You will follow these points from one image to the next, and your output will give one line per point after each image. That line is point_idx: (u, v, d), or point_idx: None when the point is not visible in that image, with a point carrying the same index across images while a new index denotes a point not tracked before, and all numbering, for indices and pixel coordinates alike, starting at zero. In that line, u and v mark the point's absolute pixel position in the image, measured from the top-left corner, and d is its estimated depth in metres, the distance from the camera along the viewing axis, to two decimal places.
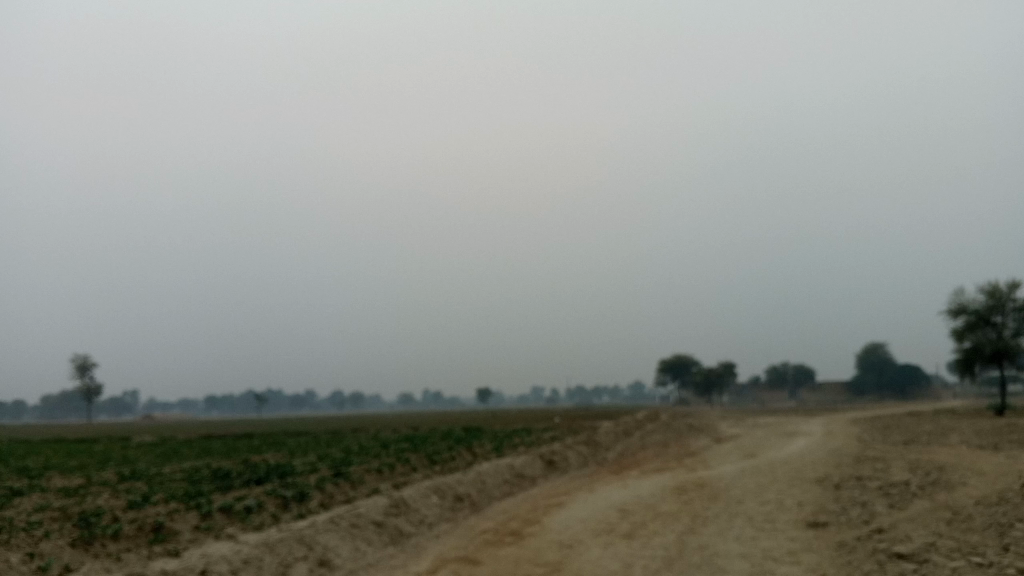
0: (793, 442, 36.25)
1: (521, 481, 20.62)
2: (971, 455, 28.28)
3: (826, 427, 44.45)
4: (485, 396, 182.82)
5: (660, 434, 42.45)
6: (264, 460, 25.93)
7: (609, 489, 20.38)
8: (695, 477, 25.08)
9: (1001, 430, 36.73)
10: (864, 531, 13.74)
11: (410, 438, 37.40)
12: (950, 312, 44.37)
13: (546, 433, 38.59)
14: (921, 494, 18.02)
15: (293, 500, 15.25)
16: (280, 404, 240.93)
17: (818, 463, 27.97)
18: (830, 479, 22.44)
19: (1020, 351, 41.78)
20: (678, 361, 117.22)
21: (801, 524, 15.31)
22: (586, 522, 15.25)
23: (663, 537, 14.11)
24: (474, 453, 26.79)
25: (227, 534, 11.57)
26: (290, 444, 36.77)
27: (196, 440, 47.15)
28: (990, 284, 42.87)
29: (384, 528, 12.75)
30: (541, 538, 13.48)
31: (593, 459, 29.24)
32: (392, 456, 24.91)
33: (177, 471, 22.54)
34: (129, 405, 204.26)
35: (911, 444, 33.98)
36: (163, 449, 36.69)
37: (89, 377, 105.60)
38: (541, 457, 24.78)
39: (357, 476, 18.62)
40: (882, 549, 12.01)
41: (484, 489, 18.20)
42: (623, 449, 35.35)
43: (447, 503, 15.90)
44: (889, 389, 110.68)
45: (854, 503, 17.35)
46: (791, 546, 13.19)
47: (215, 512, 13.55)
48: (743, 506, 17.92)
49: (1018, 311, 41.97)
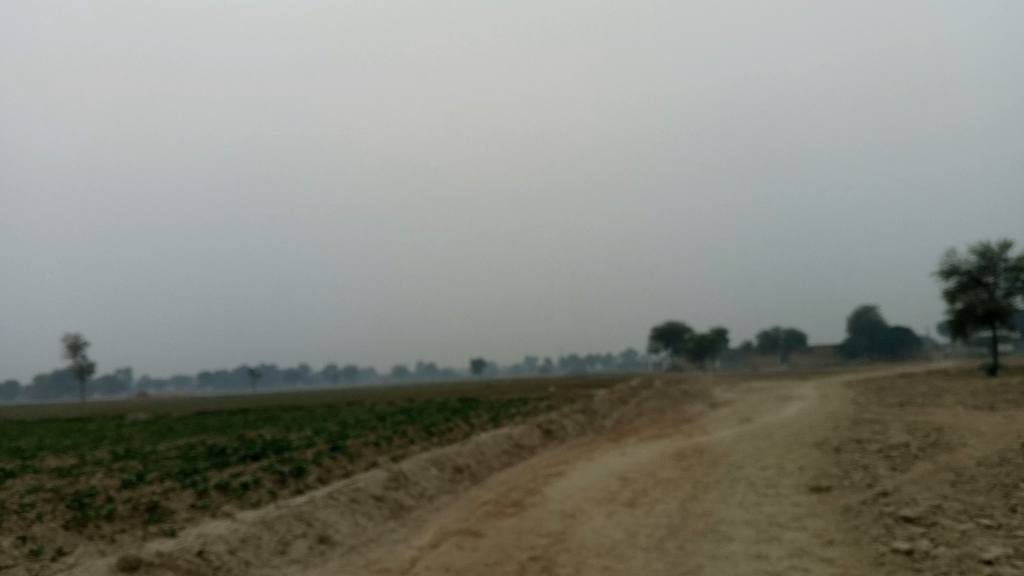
0: (788, 406, 36.25)
1: (520, 451, 20.47)
2: (967, 416, 28.26)
3: (820, 391, 44.54)
4: (480, 367, 182.95)
5: (655, 401, 42.45)
6: (260, 435, 25.76)
7: (608, 457, 20.27)
8: (694, 442, 25.00)
9: (995, 389, 36.79)
10: (868, 495, 13.61)
11: (406, 410, 37.24)
12: (942, 273, 44.29)
13: (542, 402, 38.52)
14: (922, 456, 17.92)
15: (290, 476, 15.04)
16: (274, 378, 241.15)
17: (815, 426, 27.93)
18: (829, 442, 22.37)
19: (1012, 311, 41.80)
20: (671, 328, 117.35)
21: (803, 488, 15.19)
22: (587, 492, 15.08)
23: (665, 505, 13.97)
24: (471, 424, 26.65)
25: (224, 512, 11.34)
26: (285, 418, 36.65)
27: (191, 416, 46.98)
28: (982, 244, 42.73)
29: (383, 502, 12.55)
30: (543, 509, 13.30)
31: (590, 427, 29.15)
32: (389, 428, 24.75)
33: (173, 449, 22.34)
34: (122, 383, 203.99)
35: (906, 405, 34.01)
36: (158, 426, 36.52)
37: (81, 355, 105.22)
38: (539, 427, 24.65)
39: (355, 450, 18.42)
40: (889, 513, 11.86)
41: (484, 460, 18.02)
42: (620, 416, 35.32)
43: (447, 475, 15.71)
44: (880, 351, 111.16)
45: (855, 466, 17.24)
46: (796, 512, 13.03)
47: (212, 489, 13.34)
48: (744, 472, 17.80)
49: (1010, 271, 41.89)
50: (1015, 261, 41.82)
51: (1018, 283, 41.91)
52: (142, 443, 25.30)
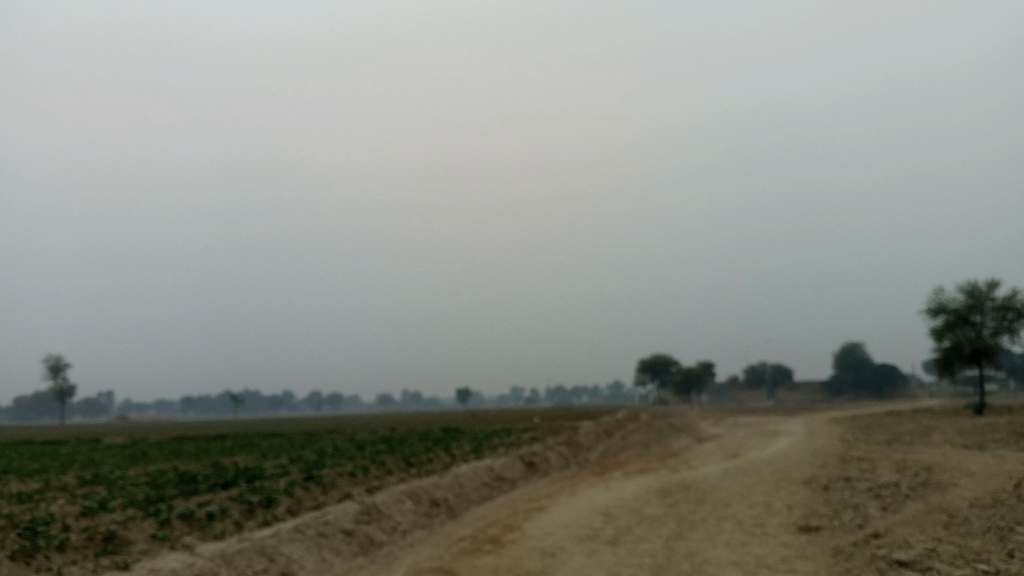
0: (775, 442, 35.81)
1: (501, 484, 19.89)
2: (956, 455, 27.83)
3: (806, 427, 44.16)
4: (466, 397, 181.80)
5: (641, 434, 41.90)
6: (235, 463, 25.06)
7: (592, 492, 19.73)
8: (680, 478, 24.46)
9: (983, 429, 36.41)
10: (860, 536, 13.11)
11: (386, 439, 36.52)
12: (930, 312, 44.13)
13: (526, 434, 37.98)
14: (913, 495, 17.48)
15: (259, 506, 14.42)
16: (257, 404, 239.01)
17: (803, 463, 27.47)
18: (818, 480, 21.87)
19: (999, 350, 41.57)
20: (657, 361, 116.97)
21: (792, 528, 14.69)
22: (569, 528, 14.54)
23: (649, 543, 13.43)
24: (453, 455, 26.05)
25: (184, 545, 10.73)
26: (264, 446, 35.98)
27: (167, 441, 45.96)
28: (968, 283, 42.60)
29: (353, 536, 11.97)
30: (521, 546, 12.74)
31: (575, 460, 28.58)
32: (367, 458, 24.10)
33: (143, 475, 21.60)
34: (104, 407, 202.16)
35: (894, 444, 33.60)
36: (133, 450, 35.73)
37: (62, 377, 103.91)
38: (521, 459, 24.09)
39: (329, 480, 17.78)
40: (882, 556, 11.37)
41: (462, 493, 17.43)
42: (605, 449, 34.73)
43: (423, 509, 15.13)
44: (866, 389, 111.06)
45: (845, 505, 16.76)
46: (786, 553, 12.53)
47: (175, 519, 12.69)
48: (731, 509, 17.30)
49: (997, 310, 41.72)
50: (1002, 300, 41.67)
51: (1005, 322, 41.75)
52: (113, 469, 24.59)
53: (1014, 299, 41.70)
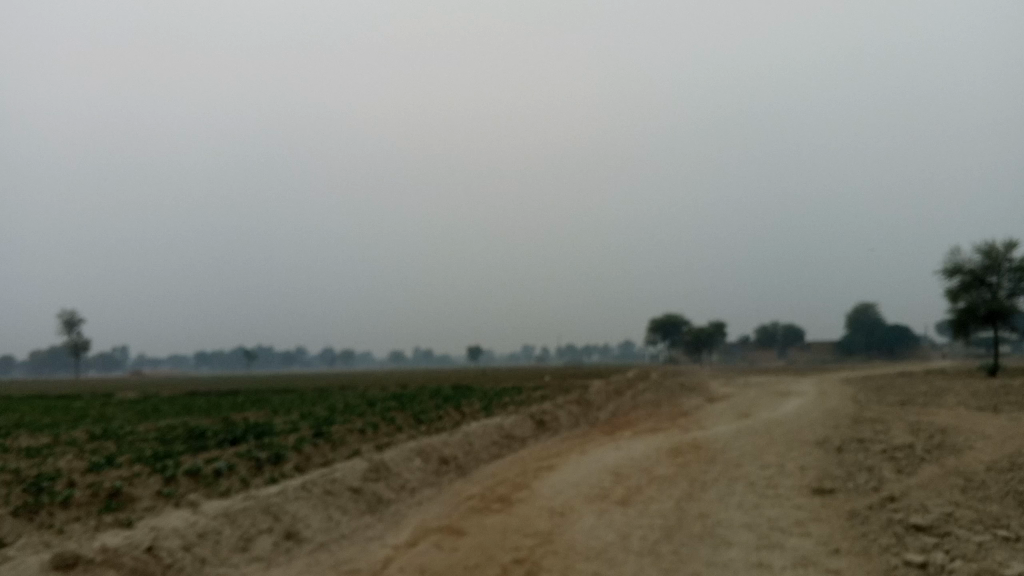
0: (786, 402, 35.57)
1: (511, 442, 19.74)
2: (970, 418, 27.54)
3: (818, 387, 43.98)
4: (477, 355, 182.42)
5: (651, 393, 41.77)
6: (246, 419, 25.03)
7: (603, 451, 19.57)
8: (690, 437, 24.31)
9: (996, 391, 36.08)
10: (874, 499, 12.89)
11: (396, 396, 36.45)
12: (946, 273, 43.55)
13: (536, 392, 37.90)
14: (928, 458, 17.23)
15: (266, 463, 14.29)
16: (270, 360, 240.91)
17: (815, 424, 27.24)
18: (830, 441, 21.64)
19: (1014, 312, 41.04)
20: (668, 320, 116.75)
21: (805, 490, 14.47)
22: (578, 487, 14.37)
23: (660, 504, 13.23)
24: (462, 412, 25.96)
25: (188, 502, 10.57)
26: (275, 401, 36.06)
27: (180, 396, 46.11)
28: (986, 244, 41.95)
29: (360, 494, 11.81)
30: (530, 505, 12.56)
31: (585, 419, 28.45)
32: (377, 415, 24.00)
33: (153, 430, 21.55)
34: (119, 361, 204.25)
35: (908, 405, 33.34)
36: (144, 405, 35.86)
37: (77, 331, 104.83)
38: (531, 417, 23.95)
39: (338, 437, 17.67)
40: (898, 520, 11.14)
41: (472, 451, 17.28)
42: (615, 408, 34.60)
43: (432, 467, 14.98)
44: (877, 349, 110.69)
45: (859, 467, 16.52)
46: (799, 515, 12.32)
47: (182, 475, 12.56)
48: (742, 470, 17.12)
49: (1014, 272, 41.12)
50: (1019, 261, 41.04)
51: (1022, 283, 41.17)
52: (123, 423, 24.61)
53: None
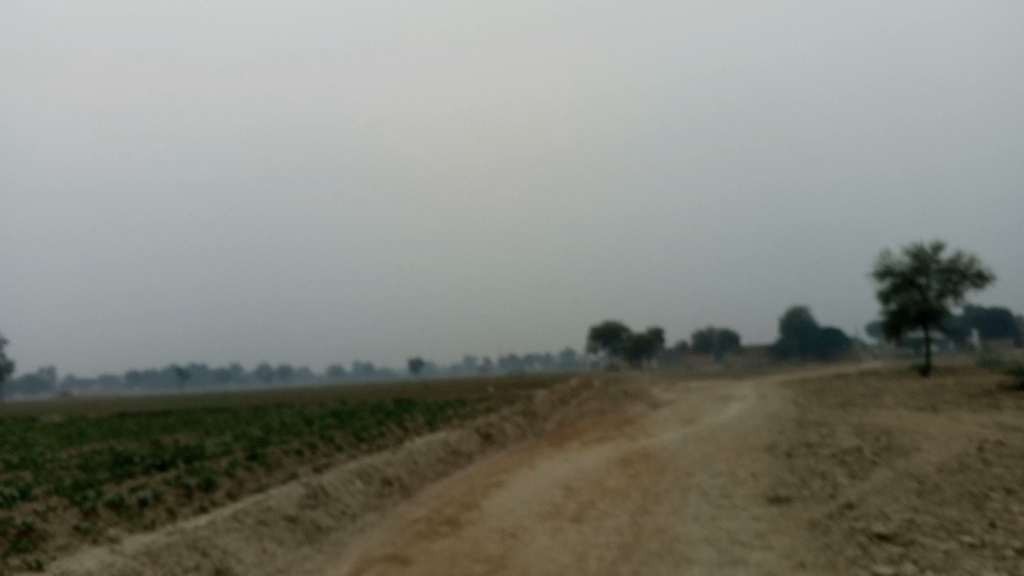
0: (730, 407, 35.52)
1: (457, 459, 19.07)
2: (911, 418, 27.79)
3: (758, 390, 44.20)
4: (419, 367, 180.70)
5: (596, 402, 41.42)
6: (177, 441, 23.87)
7: (552, 464, 19.04)
8: (639, 446, 23.94)
9: (931, 390, 36.64)
10: (833, 507, 12.60)
11: (336, 413, 35.34)
12: (877, 275, 44.24)
13: (480, 405, 37.23)
14: (879, 461, 17.09)
15: (196, 491, 13.36)
16: (205, 378, 235.34)
17: (761, 428, 27.17)
18: (779, 446, 21.45)
19: (943, 312, 41.84)
20: (608, 327, 117.17)
21: (761, 500, 14.13)
22: (528, 504, 13.80)
23: (614, 520, 12.73)
24: (405, 428, 25.18)
25: (108, 539, 9.64)
26: (210, 421, 34.82)
27: (108, 419, 44.16)
28: (914, 246, 42.68)
29: (298, 523, 11.03)
30: (480, 527, 11.94)
31: (531, 430, 27.96)
32: (316, 434, 23.17)
33: (74, 457, 20.23)
34: (47, 382, 197.54)
35: (848, 407, 33.62)
36: (70, 429, 34.29)
37: (1, 354, 101.18)
38: (477, 431, 23.31)
39: (275, 459, 16.76)
40: (861, 529, 10.82)
41: (416, 470, 16.57)
42: (561, 418, 34.14)
43: (374, 489, 14.21)
44: (811, 352, 112.83)
45: (812, 473, 16.27)
46: (759, 527, 11.93)
47: (102, 507, 11.52)
48: (695, 479, 16.77)
49: (942, 273, 41.92)
50: (946, 263, 41.87)
51: (950, 284, 41.98)
52: (44, 449, 23.27)
53: (958, 262, 41.93)
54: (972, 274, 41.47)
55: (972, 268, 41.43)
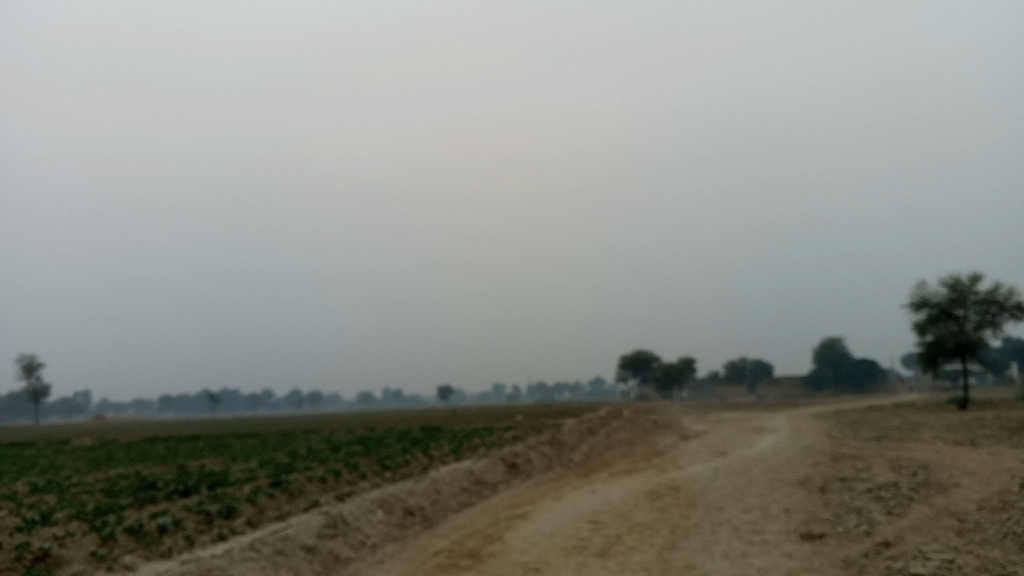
0: (762, 439, 34.84)
1: (481, 489, 18.77)
2: (949, 453, 27.02)
3: (791, 423, 43.40)
4: (448, 394, 180.29)
5: (625, 432, 40.85)
6: (202, 467, 23.81)
7: (578, 495, 18.69)
8: (668, 478, 23.46)
9: (970, 424, 35.70)
10: (870, 545, 12.14)
11: (362, 440, 35.16)
12: (913, 306, 43.39)
13: (507, 433, 36.89)
14: (916, 497, 16.53)
15: (216, 518, 13.21)
16: (236, 403, 236.96)
17: (793, 461, 26.55)
18: (812, 481, 20.89)
19: (982, 344, 40.91)
20: (638, 357, 116.22)
21: (794, 536, 13.68)
22: (552, 537, 13.47)
23: (642, 555, 12.36)
24: (431, 456, 24.90)
25: (122, 566, 9.49)
26: (237, 447, 34.79)
27: (138, 443, 44.34)
28: (951, 277, 41.85)
29: (315, 554, 10.81)
30: (503, 561, 11.62)
31: (558, 461, 27.54)
32: (341, 461, 22.99)
33: (100, 480, 20.21)
34: (82, 406, 199.90)
35: (884, 440, 32.83)
36: (100, 453, 34.37)
37: (37, 377, 102.56)
38: (502, 460, 23.00)
39: (297, 487, 16.60)
40: (898, 569, 10.36)
41: (439, 500, 16.31)
42: (589, 448, 33.66)
43: (395, 519, 13.98)
44: (845, 383, 111.04)
45: (847, 509, 15.77)
46: (791, 565, 11.50)
47: (120, 533, 11.38)
48: (725, 514, 16.32)
49: (980, 304, 41.03)
50: (985, 293, 41.00)
51: (989, 315, 41.08)
52: (71, 473, 23.30)
53: (996, 293, 41.05)
54: (1011, 305, 40.54)
55: (1011, 299, 40.55)
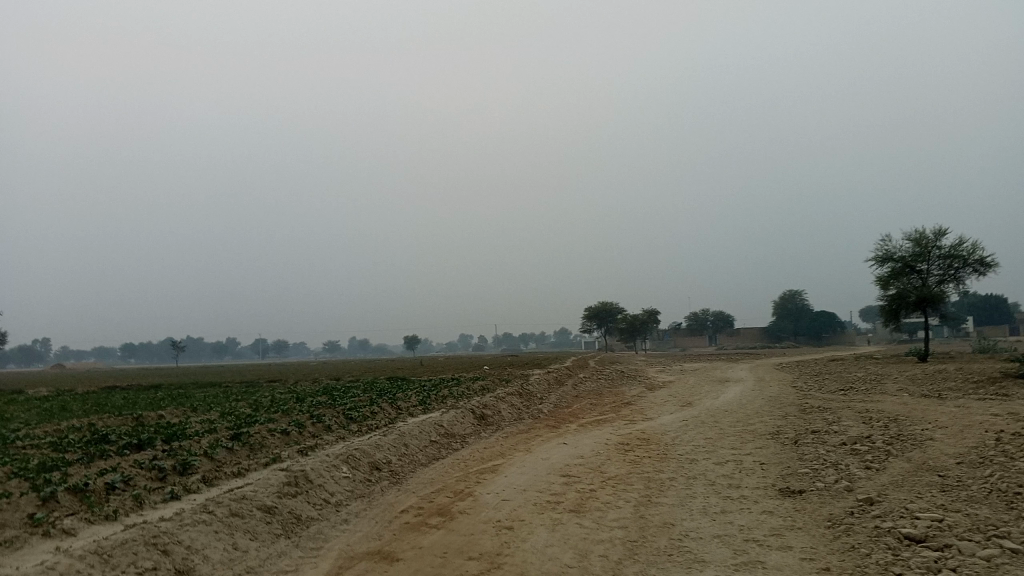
0: (728, 390, 34.68)
1: (450, 441, 18.15)
2: (916, 405, 26.96)
3: (754, 373, 43.40)
4: (414, 345, 179.26)
5: (592, 383, 40.56)
6: (159, 418, 22.89)
7: (549, 447, 18.19)
8: (638, 430, 23.10)
9: (933, 376, 35.81)
10: (852, 503, 11.77)
11: (327, 391, 34.30)
12: (878, 260, 43.41)
13: (474, 384, 36.32)
14: (893, 451, 16.22)
15: (169, 475, 12.47)
16: (199, 353, 235.33)
17: (763, 413, 26.31)
18: (784, 433, 20.58)
19: (944, 299, 40.87)
20: (604, 309, 116.24)
21: (772, 492, 13.30)
22: (523, 492, 12.94)
23: (618, 512, 11.86)
24: (398, 408, 24.21)
25: (61, 532, 8.78)
26: (198, 397, 33.79)
27: (96, 392, 43.16)
28: (916, 231, 41.54)
29: (274, 515, 10.15)
30: (475, 519, 11.06)
31: (527, 411, 27.09)
32: (305, 412, 22.25)
33: (48, 434, 19.23)
34: (42, 354, 196.44)
35: (850, 392, 32.79)
36: (53, 403, 33.22)
37: None
38: (471, 411, 22.43)
39: (259, 440, 15.86)
40: (887, 530, 9.93)
41: (407, 454, 15.67)
42: (557, 399, 33.24)
43: (360, 475, 13.34)
44: (805, 336, 112.45)
45: (824, 463, 15.45)
46: (776, 523, 11.07)
47: (63, 492, 10.62)
48: (699, 467, 15.94)
49: (943, 259, 40.71)
50: (949, 248, 40.70)
51: (952, 270, 40.82)
52: (20, 425, 22.29)
53: (962, 248, 40.59)
54: (974, 260, 40.28)
55: (975, 254, 40.28)
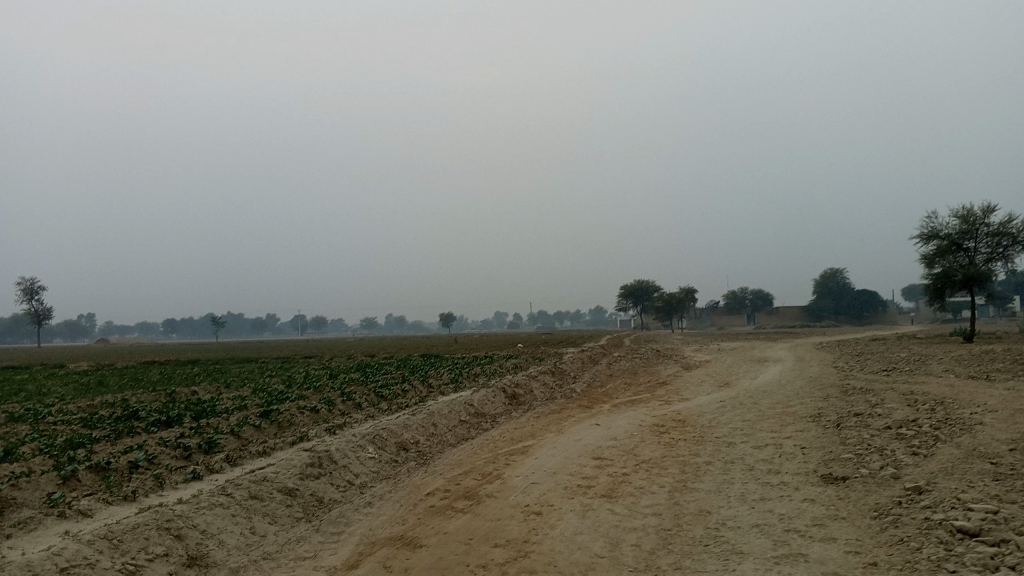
0: (766, 369, 33.95)
1: (480, 421, 17.81)
2: (962, 387, 26.11)
3: (793, 353, 42.52)
4: (449, 323, 179.81)
5: (627, 362, 39.97)
6: (191, 394, 22.83)
7: (581, 427, 17.81)
8: (674, 411, 22.59)
9: (980, 357, 34.76)
10: (900, 492, 11.18)
11: (361, 367, 34.20)
12: (922, 238, 42.16)
13: (507, 362, 35.96)
14: (942, 436, 15.52)
15: (194, 454, 12.28)
16: (239, 328, 238.52)
17: (802, 394, 25.64)
18: (825, 416, 19.93)
19: (991, 278, 39.62)
20: (640, 287, 115.22)
21: (813, 478, 12.76)
22: (554, 476, 12.56)
23: (651, 498, 11.41)
24: (429, 386, 23.93)
25: (78, 513, 8.60)
26: (231, 374, 33.85)
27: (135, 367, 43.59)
28: (963, 208, 40.22)
29: (295, 498, 9.89)
30: (502, 503, 10.70)
31: (560, 391, 26.71)
32: (335, 389, 22.03)
33: (81, 410, 19.19)
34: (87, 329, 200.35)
35: (893, 373, 31.90)
36: (89, 378, 33.58)
37: (38, 300, 101.78)
38: (503, 390, 22.09)
39: (287, 418, 15.63)
40: (938, 523, 9.35)
41: (435, 434, 15.36)
42: (591, 378, 32.79)
43: (387, 456, 13.06)
44: (845, 315, 110.66)
45: (868, 449, 14.84)
46: (818, 512, 10.55)
47: (84, 470, 10.44)
48: (736, 451, 15.43)
49: (991, 236, 39.47)
50: (997, 225, 39.39)
51: (1000, 248, 39.55)
52: (54, 400, 22.34)
53: (1010, 225, 39.37)
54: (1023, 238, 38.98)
55: None
